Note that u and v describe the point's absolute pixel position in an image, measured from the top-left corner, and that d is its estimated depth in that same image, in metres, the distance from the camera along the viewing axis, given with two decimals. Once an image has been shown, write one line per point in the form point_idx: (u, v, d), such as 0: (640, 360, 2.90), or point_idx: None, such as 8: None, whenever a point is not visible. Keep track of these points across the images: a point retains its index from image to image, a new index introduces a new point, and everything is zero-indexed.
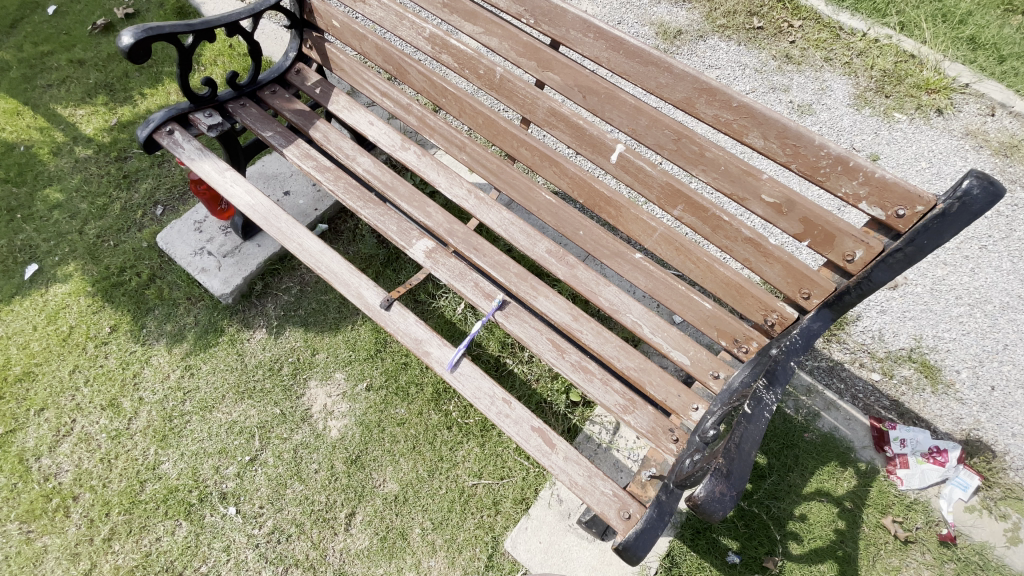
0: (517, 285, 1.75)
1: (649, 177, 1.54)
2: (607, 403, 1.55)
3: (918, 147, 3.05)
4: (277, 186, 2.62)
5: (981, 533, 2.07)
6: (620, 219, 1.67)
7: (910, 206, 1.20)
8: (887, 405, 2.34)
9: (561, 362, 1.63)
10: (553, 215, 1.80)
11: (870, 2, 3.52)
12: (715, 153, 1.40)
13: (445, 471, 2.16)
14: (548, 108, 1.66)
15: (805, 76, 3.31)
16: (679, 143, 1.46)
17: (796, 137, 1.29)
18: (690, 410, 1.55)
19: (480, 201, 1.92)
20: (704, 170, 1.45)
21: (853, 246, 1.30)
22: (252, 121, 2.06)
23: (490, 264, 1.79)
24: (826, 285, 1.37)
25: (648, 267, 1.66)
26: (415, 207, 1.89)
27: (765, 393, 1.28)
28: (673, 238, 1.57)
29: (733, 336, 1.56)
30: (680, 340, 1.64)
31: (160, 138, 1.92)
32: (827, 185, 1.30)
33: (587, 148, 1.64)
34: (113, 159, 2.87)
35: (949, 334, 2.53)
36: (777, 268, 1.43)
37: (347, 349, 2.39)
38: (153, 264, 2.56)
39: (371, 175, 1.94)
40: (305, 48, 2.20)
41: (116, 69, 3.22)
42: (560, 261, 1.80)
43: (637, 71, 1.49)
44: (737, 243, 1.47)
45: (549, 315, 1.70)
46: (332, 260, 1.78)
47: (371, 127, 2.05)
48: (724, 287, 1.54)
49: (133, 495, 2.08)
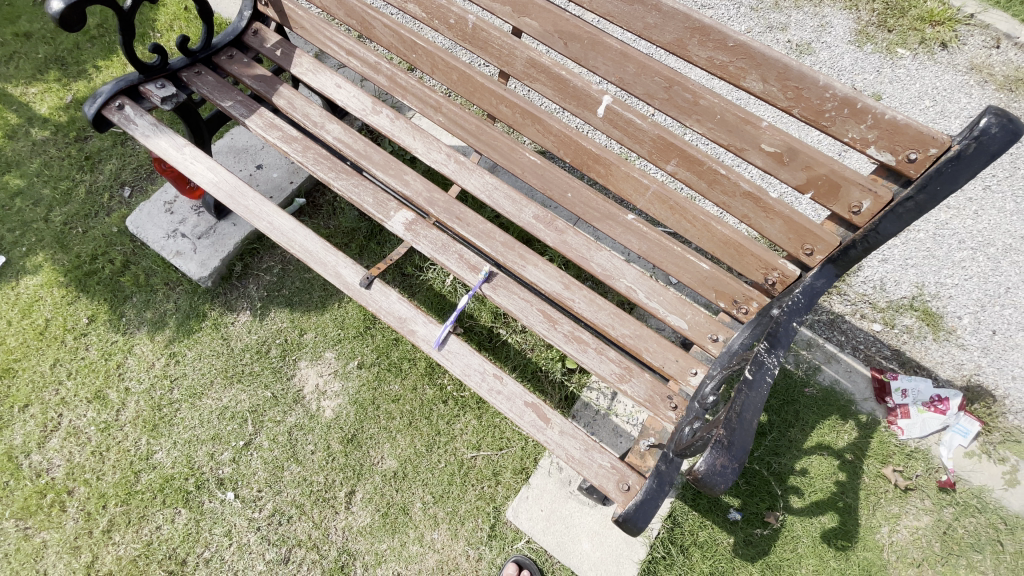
0: (504, 254, 1.66)
1: (639, 131, 1.42)
2: (603, 374, 1.49)
3: (921, 85, 2.90)
4: (248, 159, 2.51)
5: (980, 477, 2.08)
6: (610, 177, 1.55)
7: (923, 149, 1.09)
8: (888, 355, 2.30)
9: (553, 334, 1.55)
10: (540, 177, 1.68)
11: None
12: (710, 100, 1.28)
13: (444, 444, 2.13)
14: (527, 58, 1.52)
15: (803, 13, 3.10)
16: (671, 91, 1.33)
17: (798, 78, 1.17)
18: (689, 374, 1.50)
19: (461, 165, 1.79)
20: (698, 119, 1.32)
21: (860, 196, 1.20)
22: (210, 91, 1.91)
23: (475, 233, 1.69)
24: (830, 239, 1.28)
25: (641, 229, 1.57)
26: (391, 176, 1.76)
27: (766, 357, 1.23)
28: (667, 196, 1.47)
29: (732, 297, 1.50)
30: (676, 304, 1.59)
31: (110, 115, 1.77)
32: (832, 130, 1.19)
33: (572, 102, 1.50)
34: (72, 140, 2.71)
35: (951, 281, 2.46)
36: (778, 223, 1.33)
37: (335, 328, 2.32)
38: (126, 250, 2.45)
39: (342, 143, 1.81)
40: (260, 6, 2.01)
41: (66, 41, 2.99)
42: (548, 227, 1.69)
43: (622, 12, 1.34)
44: (735, 198, 1.36)
45: (540, 285, 1.61)
46: (305, 238, 1.66)
47: (339, 91, 1.90)
48: (722, 246, 1.45)
49: (128, 486, 2.05)
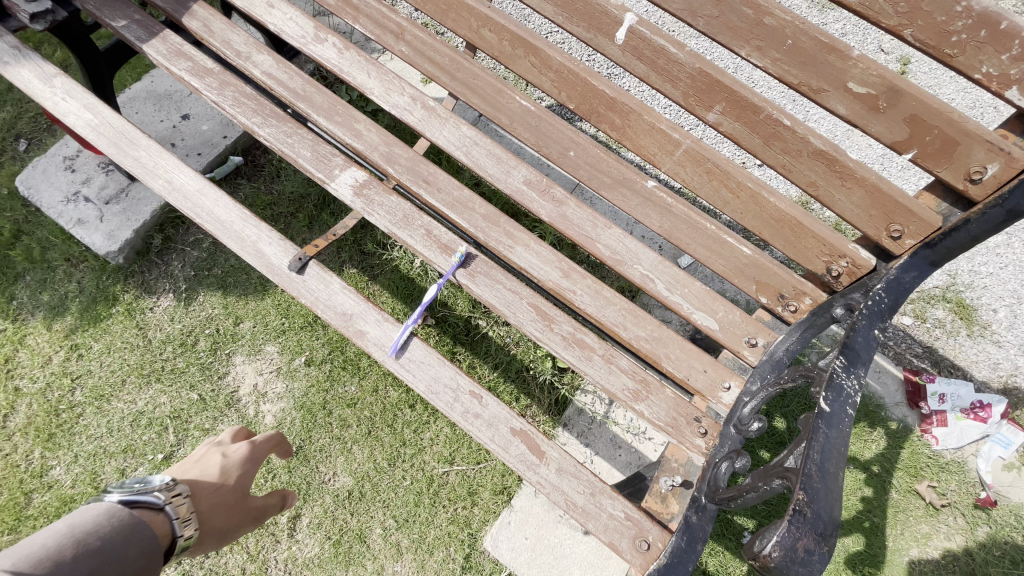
0: (486, 231, 1.28)
1: (673, 64, 1.04)
2: (613, 390, 1.15)
3: None
4: (171, 108, 2.05)
5: (1019, 492, 1.81)
6: (627, 130, 1.17)
7: None
8: (919, 353, 2.02)
9: (548, 337, 1.20)
10: (532, 130, 1.29)
11: None
12: (781, 17, 0.91)
13: (409, 458, 1.78)
14: None
15: None
16: (723, 4, 0.95)
17: None
18: (721, 390, 1.17)
19: (430, 112, 1.38)
20: (759, 47, 0.95)
21: (985, 157, 0.86)
22: (96, 7, 1.45)
23: (447, 202, 1.30)
24: (930, 219, 0.94)
25: (662, 200, 1.21)
26: (337, 123, 1.34)
27: (844, 378, 0.89)
28: (703, 155, 1.10)
29: (777, 291, 1.17)
30: (705, 299, 1.25)
31: None
32: None
33: (580, 24, 1.11)
34: None
35: (986, 269, 2.17)
36: (858, 195, 0.98)
37: (279, 316, 1.92)
38: (17, 217, 1.98)
39: (273, 79, 1.38)
40: None
41: None
42: (543, 196, 1.32)
43: None
44: (799, 159, 1.00)
45: (531, 272, 1.25)
46: (216, 204, 1.24)
47: (271, 12, 1.46)
48: (773, 225, 1.10)
49: (14, 512, 1.65)
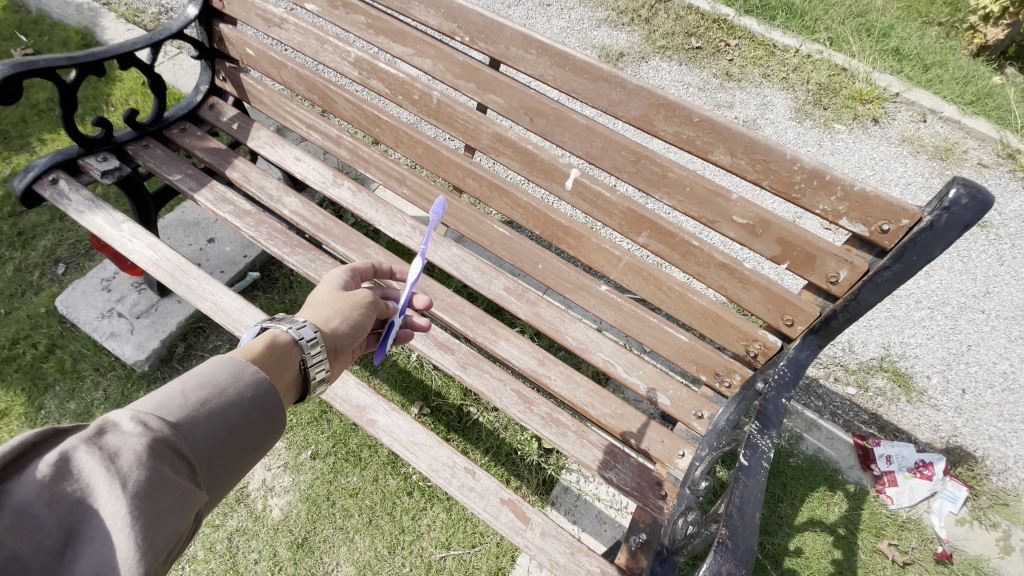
0: (474, 329, 1.56)
1: (609, 204, 1.40)
2: (587, 461, 1.37)
3: (860, 157, 3.13)
4: (199, 233, 2.38)
5: (975, 545, 1.97)
6: (581, 249, 1.51)
7: (895, 220, 1.08)
8: (867, 420, 2.23)
9: (530, 417, 1.43)
10: (509, 249, 1.63)
11: (799, 21, 3.67)
12: (679, 174, 1.27)
13: (408, 544, 1.89)
14: (493, 134, 1.50)
15: (747, 93, 3.33)
16: (638, 164, 1.32)
17: (766, 151, 1.15)
18: (676, 456, 1.39)
19: (427, 236, 1.72)
20: (667, 192, 1.31)
21: (836, 266, 1.17)
22: (157, 164, 1.79)
23: (442, 307, 1.59)
24: (811, 310, 1.24)
25: (615, 300, 1.51)
26: (351, 248, 1.67)
27: (760, 438, 1.14)
28: (640, 267, 1.43)
29: (713, 369, 1.44)
30: (657, 379, 1.51)
31: (41, 189, 1.63)
32: (803, 203, 1.16)
33: (539, 175, 1.48)
34: (4, 216, 2.52)
35: (915, 339, 2.49)
36: (756, 294, 1.30)
37: (287, 414, 2.11)
38: (53, 333, 2.21)
39: (299, 217, 1.71)
40: (217, 81, 1.96)
41: (11, 116, 2.86)
42: (520, 298, 1.62)
43: (587, 88, 1.32)
44: (710, 269, 1.33)
45: (513, 363, 1.51)
46: (251, 319, 1.50)
47: (298, 164, 1.83)
48: (700, 318, 1.40)
49: None
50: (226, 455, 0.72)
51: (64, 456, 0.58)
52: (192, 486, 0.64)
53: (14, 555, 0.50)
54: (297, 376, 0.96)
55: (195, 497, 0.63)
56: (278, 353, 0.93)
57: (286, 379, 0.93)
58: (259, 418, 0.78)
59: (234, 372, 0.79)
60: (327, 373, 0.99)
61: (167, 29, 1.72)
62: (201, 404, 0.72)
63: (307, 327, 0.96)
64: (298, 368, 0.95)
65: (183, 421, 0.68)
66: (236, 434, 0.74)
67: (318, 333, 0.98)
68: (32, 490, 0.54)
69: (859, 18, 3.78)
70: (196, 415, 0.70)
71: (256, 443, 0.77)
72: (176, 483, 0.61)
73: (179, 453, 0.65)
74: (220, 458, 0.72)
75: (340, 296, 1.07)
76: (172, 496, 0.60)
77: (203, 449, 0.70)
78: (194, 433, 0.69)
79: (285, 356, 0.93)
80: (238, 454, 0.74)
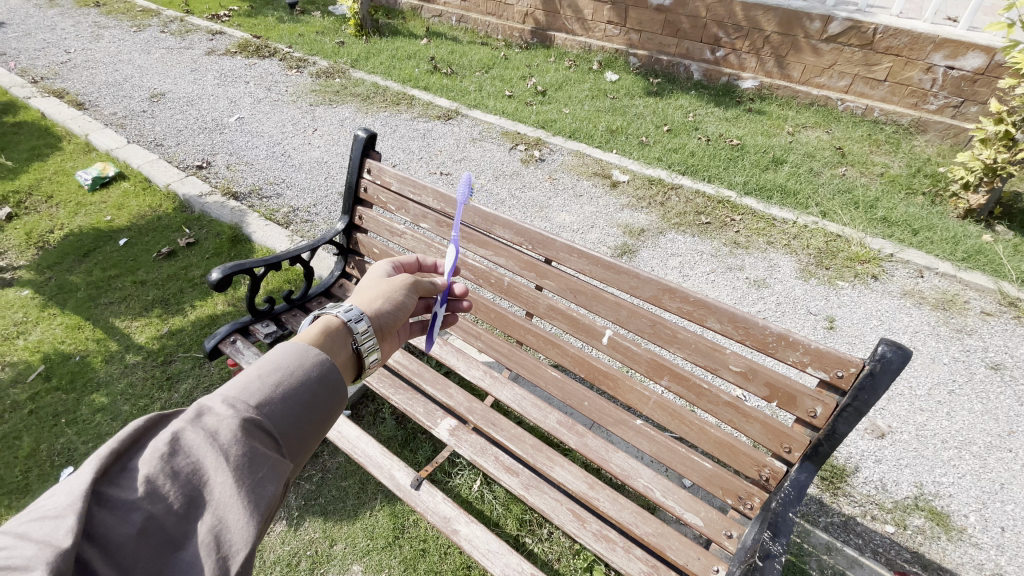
0: (534, 455, 1.94)
1: (637, 355, 1.86)
2: (633, 572, 1.63)
3: (867, 309, 3.54)
4: None
5: None
6: (618, 389, 1.94)
7: (846, 368, 1.48)
8: (909, 558, 2.29)
9: (583, 532, 1.74)
10: (561, 389, 2.07)
11: (793, 199, 4.43)
12: (686, 335, 1.75)
13: None
14: (548, 304, 2.06)
15: (754, 257, 3.95)
16: (655, 327, 1.81)
17: (745, 321, 1.65)
18: (712, 572, 1.61)
19: (495, 380, 2.21)
20: (679, 348, 1.78)
21: (813, 403, 1.55)
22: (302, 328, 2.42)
23: (508, 437, 2.00)
24: (801, 438, 1.58)
25: (649, 432, 1.88)
26: (439, 389, 2.17)
27: (771, 546, 1.46)
28: (666, 404, 1.83)
29: (737, 493, 1.72)
30: (690, 502, 1.79)
31: (224, 347, 2.26)
32: (778, 356, 1.61)
33: (583, 333, 1.99)
34: (158, 363, 3.20)
35: (947, 478, 2.62)
36: (758, 426, 1.66)
37: (365, 538, 2.41)
38: None
39: (401, 364, 2.29)
40: (347, 268, 2.72)
41: (173, 286, 3.71)
42: (570, 430, 2.01)
43: (613, 278, 1.89)
44: (719, 405, 1.72)
45: (568, 485, 1.85)
46: (366, 444, 2.07)
47: None
48: (718, 447, 1.75)
49: None
50: (301, 425, 1.00)
51: (186, 440, 0.88)
52: (277, 456, 0.93)
53: (150, 514, 0.79)
54: (350, 352, 1.26)
55: (277, 465, 0.92)
56: (335, 336, 1.23)
57: (342, 350, 1.23)
58: (325, 393, 1.05)
59: (303, 357, 1.07)
60: (377, 348, 1.32)
61: (325, 236, 2.45)
62: (278, 388, 0.99)
63: (354, 309, 1.30)
64: (350, 346, 1.26)
65: (263, 404, 0.96)
66: (307, 410, 1.01)
67: (364, 316, 1.31)
68: (166, 467, 0.84)
69: (846, 194, 4.51)
70: (273, 398, 0.98)
71: (325, 414, 1.04)
72: (262, 454, 0.90)
73: (264, 429, 0.94)
74: (302, 426, 1.00)
75: (382, 288, 1.45)
76: (262, 466, 0.89)
77: (284, 423, 0.97)
78: (272, 413, 0.96)
79: (339, 337, 1.24)
80: (311, 424, 1.02)
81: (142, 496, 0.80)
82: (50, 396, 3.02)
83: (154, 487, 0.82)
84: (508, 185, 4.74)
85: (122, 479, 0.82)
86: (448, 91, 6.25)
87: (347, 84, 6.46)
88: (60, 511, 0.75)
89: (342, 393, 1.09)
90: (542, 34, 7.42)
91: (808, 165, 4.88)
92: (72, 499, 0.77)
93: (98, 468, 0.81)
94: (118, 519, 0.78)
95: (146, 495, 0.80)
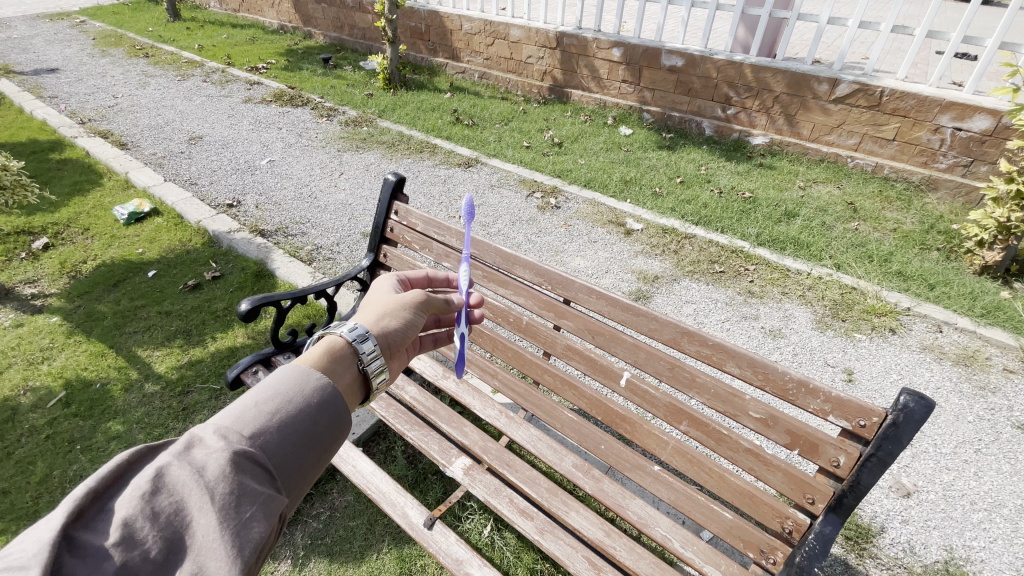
0: (549, 499, 1.90)
1: (655, 398, 1.87)
2: None
3: (885, 361, 3.50)
4: None
5: None
6: (636, 433, 1.93)
7: (868, 417, 1.47)
8: None
9: None
10: (577, 431, 2.06)
11: (806, 251, 4.48)
12: (705, 379, 1.75)
13: None
14: (566, 344, 2.09)
15: (769, 306, 3.96)
16: (674, 370, 1.82)
17: (764, 366, 1.66)
18: None
19: (511, 420, 2.21)
20: (697, 392, 1.78)
21: (836, 452, 1.53)
22: None
23: (523, 479, 1.97)
24: (825, 489, 1.55)
25: (667, 479, 1.85)
26: (454, 427, 2.17)
27: None
28: (685, 450, 1.81)
29: (758, 546, 1.67)
30: (710, 555, 1.74)
31: (246, 377, 2.30)
32: (798, 403, 1.61)
33: (600, 375, 2.01)
34: (176, 393, 3.24)
35: (978, 543, 2.50)
36: (780, 475, 1.63)
37: None
38: None
39: (417, 401, 2.30)
40: None
41: (196, 318, 3.80)
42: (586, 475, 1.99)
43: (632, 319, 1.92)
44: (740, 453, 1.70)
45: (583, 531, 1.81)
46: (380, 480, 2.09)
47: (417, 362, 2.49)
48: (739, 496, 1.71)
49: None
50: (298, 456, 1.00)
51: (171, 479, 0.88)
52: (269, 491, 0.93)
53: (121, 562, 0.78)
54: (356, 373, 1.26)
55: (268, 500, 0.92)
56: (339, 358, 1.23)
57: (348, 373, 1.24)
58: (327, 420, 1.06)
59: (303, 383, 1.08)
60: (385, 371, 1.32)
61: (350, 272, 2.53)
62: (276, 416, 1.00)
63: (358, 330, 1.30)
64: (356, 367, 1.26)
65: (257, 435, 0.96)
66: (306, 438, 1.01)
67: (369, 335, 1.32)
68: (146, 508, 0.84)
69: (860, 248, 4.55)
70: (266, 427, 0.98)
71: (325, 442, 1.05)
72: (252, 491, 0.90)
73: (258, 463, 0.94)
74: (298, 455, 1.00)
75: (390, 305, 1.47)
76: (250, 505, 0.88)
77: (279, 454, 0.97)
78: (266, 445, 0.96)
79: (343, 359, 1.24)
80: (309, 455, 1.02)
81: (116, 542, 0.79)
82: (67, 422, 3.05)
83: (131, 531, 0.81)
84: (524, 230, 4.87)
85: (96, 524, 0.82)
86: (469, 141, 6.53)
87: (373, 133, 6.79)
88: (26, 562, 0.73)
89: (345, 419, 1.11)
90: (559, 90, 7.82)
91: (820, 219, 4.95)
92: (40, 548, 0.76)
93: (70, 512, 0.81)
94: (88, 568, 0.76)
95: (121, 541, 0.79)
